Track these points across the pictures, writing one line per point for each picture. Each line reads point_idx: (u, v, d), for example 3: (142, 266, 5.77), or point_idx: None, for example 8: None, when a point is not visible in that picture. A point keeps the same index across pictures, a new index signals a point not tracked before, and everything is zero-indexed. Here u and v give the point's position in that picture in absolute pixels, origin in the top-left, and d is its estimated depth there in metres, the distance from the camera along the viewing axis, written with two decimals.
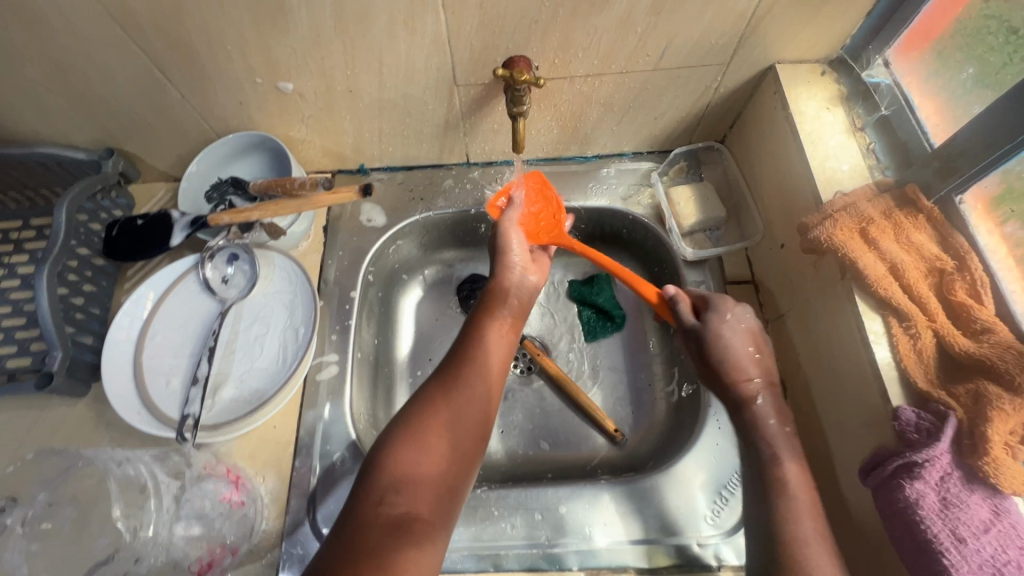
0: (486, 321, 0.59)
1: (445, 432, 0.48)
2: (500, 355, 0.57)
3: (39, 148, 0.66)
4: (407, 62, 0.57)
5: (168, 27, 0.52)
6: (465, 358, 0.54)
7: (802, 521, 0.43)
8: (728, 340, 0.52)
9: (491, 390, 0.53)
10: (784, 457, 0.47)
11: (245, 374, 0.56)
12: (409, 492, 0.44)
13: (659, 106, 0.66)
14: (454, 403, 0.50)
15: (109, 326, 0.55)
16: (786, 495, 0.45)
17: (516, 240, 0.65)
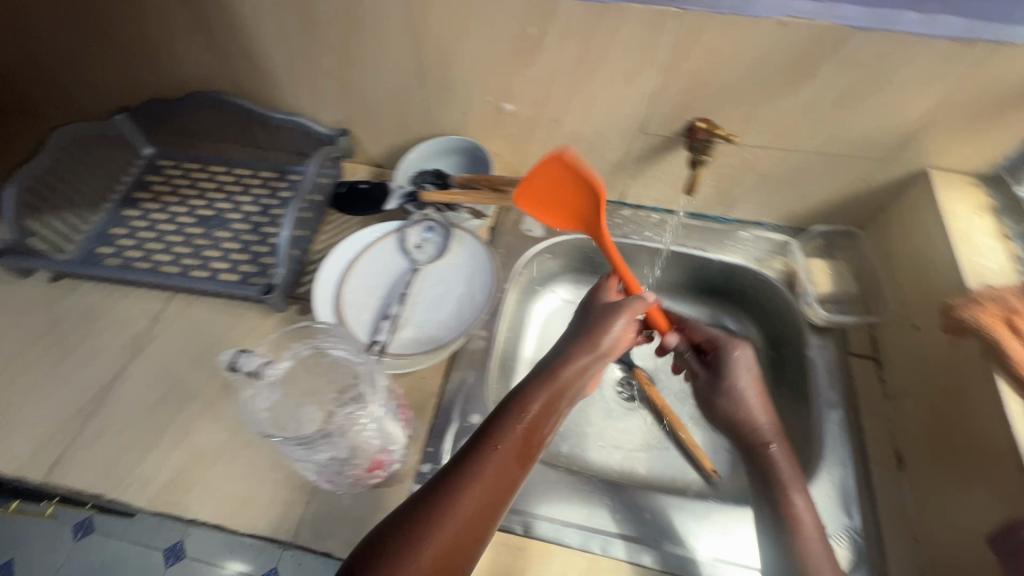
0: (514, 404, 0.50)
1: (436, 542, 0.41)
2: (517, 451, 0.47)
3: (297, 117, 0.84)
4: (612, 107, 0.70)
5: (445, 47, 0.68)
6: (482, 447, 0.47)
7: (817, 556, 0.50)
8: (728, 381, 0.62)
9: (497, 489, 0.45)
10: (794, 496, 0.54)
11: (425, 321, 0.67)
12: None
13: (810, 185, 0.75)
14: (452, 503, 0.43)
15: (328, 257, 0.68)
16: (798, 526, 0.52)
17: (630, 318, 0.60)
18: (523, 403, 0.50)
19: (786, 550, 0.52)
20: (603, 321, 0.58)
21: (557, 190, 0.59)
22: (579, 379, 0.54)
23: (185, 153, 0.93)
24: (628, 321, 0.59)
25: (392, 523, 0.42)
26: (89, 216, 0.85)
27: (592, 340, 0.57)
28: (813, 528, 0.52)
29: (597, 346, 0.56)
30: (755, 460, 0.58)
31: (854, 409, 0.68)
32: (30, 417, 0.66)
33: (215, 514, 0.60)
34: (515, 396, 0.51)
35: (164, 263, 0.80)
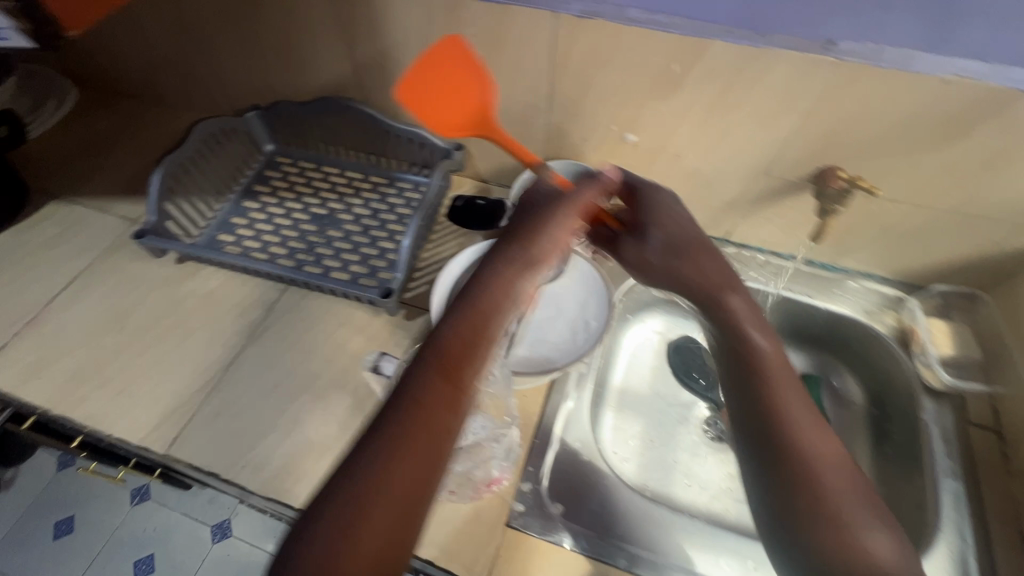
0: (428, 349, 0.44)
1: (370, 528, 0.36)
2: (451, 390, 0.42)
3: (417, 129, 0.87)
4: (739, 146, 0.70)
5: (582, 76, 0.69)
6: (400, 406, 0.41)
7: (826, 483, 0.45)
8: (655, 223, 0.58)
9: (429, 443, 0.40)
10: (789, 412, 0.49)
11: (537, 341, 0.67)
12: None
13: (936, 243, 0.73)
14: (381, 480, 0.38)
15: (444, 270, 0.71)
16: (807, 454, 0.46)
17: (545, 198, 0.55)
18: (448, 335, 0.44)
19: (772, 436, 0.48)
20: (524, 220, 0.54)
21: (461, 71, 0.58)
22: (517, 298, 0.48)
23: (302, 152, 0.98)
24: (578, 213, 0.55)
25: (309, 520, 0.37)
26: (214, 204, 0.91)
27: (530, 245, 0.51)
28: (795, 401, 0.49)
29: (506, 240, 0.52)
30: (713, 313, 0.56)
31: (975, 484, 0.64)
32: (155, 390, 0.70)
33: None
34: (446, 314, 0.46)
35: (280, 256, 0.84)
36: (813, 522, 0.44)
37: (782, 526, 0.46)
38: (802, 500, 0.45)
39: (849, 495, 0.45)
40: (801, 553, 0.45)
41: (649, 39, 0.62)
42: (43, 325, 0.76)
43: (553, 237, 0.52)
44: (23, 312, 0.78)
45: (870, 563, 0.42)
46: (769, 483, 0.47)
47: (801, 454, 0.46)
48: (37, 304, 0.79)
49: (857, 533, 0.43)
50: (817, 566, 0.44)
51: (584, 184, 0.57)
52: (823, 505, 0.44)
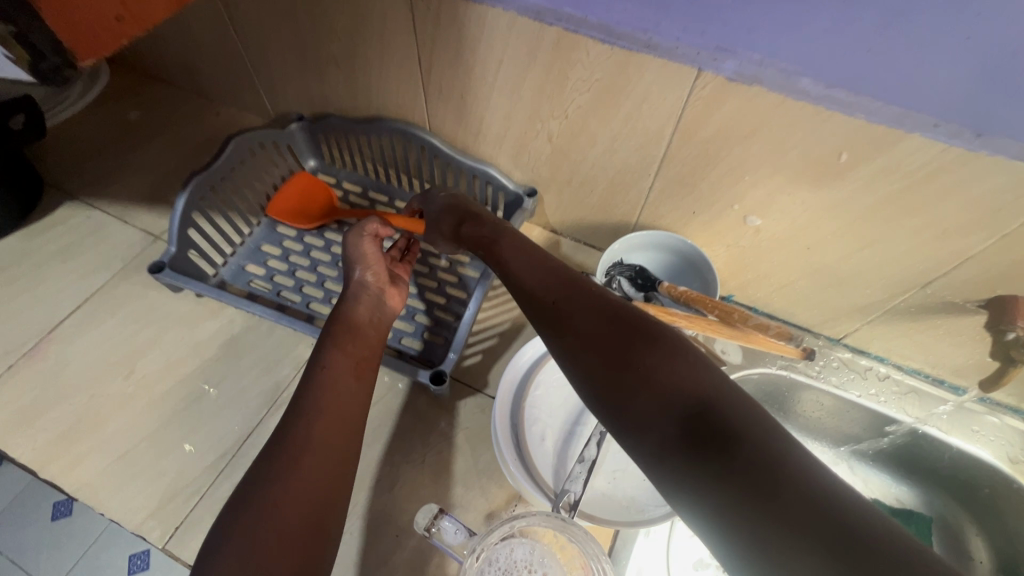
0: (324, 355, 0.52)
1: (279, 529, 0.39)
2: (351, 383, 0.51)
3: (490, 169, 0.74)
4: (895, 255, 0.56)
5: (712, 146, 0.56)
6: (308, 403, 0.47)
7: (601, 315, 0.41)
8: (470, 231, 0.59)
9: (337, 434, 0.46)
10: (525, 274, 0.48)
11: (617, 471, 0.55)
12: (274, 513, 0.39)
13: None
14: (287, 478, 0.41)
15: (511, 362, 0.59)
16: (566, 300, 0.44)
17: (370, 257, 0.64)
18: (338, 344, 0.53)
19: (536, 297, 0.46)
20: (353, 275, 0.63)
21: None
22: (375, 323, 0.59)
23: (348, 172, 0.87)
24: (370, 239, 0.65)
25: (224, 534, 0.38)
26: (245, 227, 0.79)
27: (381, 292, 0.62)
28: (526, 262, 0.50)
29: (371, 287, 0.62)
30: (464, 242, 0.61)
31: None
32: (157, 460, 0.60)
33: None
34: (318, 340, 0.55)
35: (314, 300, 0.72)
36: (635, 357, 0.38)
37: (612, 410, 0.38)
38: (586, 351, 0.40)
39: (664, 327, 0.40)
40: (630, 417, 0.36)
41: (823, 120, 0.48)
42: (44, 358, 0.67)
43: (364, 271, 0.63)
44: (23, 339, 0.68)
45: (670, 379, 0.36)
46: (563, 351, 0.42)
47: (607, 303, 0.42)
48: (42, 328, 0.70)
49: (656, 361, 0.37)
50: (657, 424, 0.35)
51: (352, 237, 0.65)
52: (636, 332, 0.39)
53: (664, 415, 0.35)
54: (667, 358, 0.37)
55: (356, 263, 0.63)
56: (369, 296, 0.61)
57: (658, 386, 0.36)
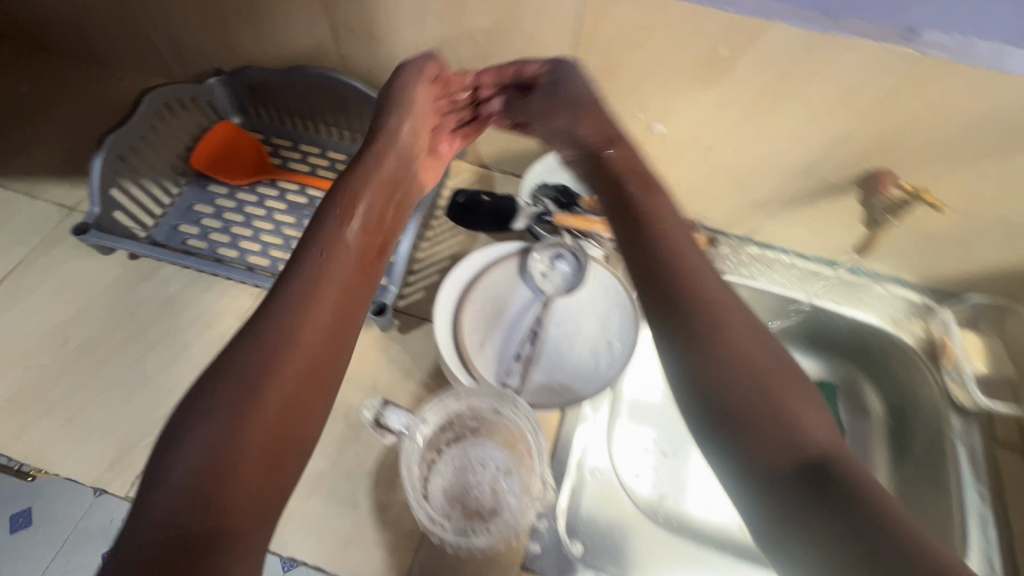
0: (324, 236, 0.50)
1: (256, 434, 0.39)
2: (348, 290, 0.49)
3: None
4: (783, 144, 0.62)
5: (610, 56, 0.59)
6: (297, 298, 0.45)
7: (744, 339, 0.41)
8: (569, 78, 0.59)
9: (324, 347, 0.44)
10: (704, 278, 0.45)
11: (553, 364, 0.60)
12: (247, 414, 0.39)
13: (978, 252, 0.67)
14: (264, 389, 0.40)
15: (446, 282, 0.62)
16: (730, 327, 0.42)
17: (416, 113, 0.60)
18: (343, 222, 0.52)
19: (668, 285, 0.45)
20: (390, 124, 0.59)
21: None
22: (387, 207, 0.58)
23: (276, 127, 0.85)
24: (424, 91, 0.60)
25: (191, 420, 0.38)
26: (172, 188, 0.78)
27: (405, 158, 0.60)
28: (707, 269, 0.46)
29: (398, 153, 0.59)
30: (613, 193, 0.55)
31: (998, 505, 0.62)
32: (108, 422, 0.60)
33: (318, 555, 0.56)
34: (323, 211, 0.53)
35: (252, 252, 0.73)
36: (777, 410, 0.38)
37: (723, 431, 0.38)
38: (715, 374, 0.40)
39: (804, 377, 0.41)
40: (738, 444, 0.38)
41: (701, 18, 0.52)
42: None
43: (398, 134, 0.59)
44: None
45: (800, 431, 0.37)
46: (672, 347, 0.42)
47: (765, 359, 0.41)
48: None
49: (800, 417, 0.38)
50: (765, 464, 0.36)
51: (416, 70, 0.60)
52: (778, 376, 0.39)
53: (781, 463, 0.36)
54: (810, 420, 0.38)
55: (393, 119, 0.59)
56: (391, 163, 0.58)
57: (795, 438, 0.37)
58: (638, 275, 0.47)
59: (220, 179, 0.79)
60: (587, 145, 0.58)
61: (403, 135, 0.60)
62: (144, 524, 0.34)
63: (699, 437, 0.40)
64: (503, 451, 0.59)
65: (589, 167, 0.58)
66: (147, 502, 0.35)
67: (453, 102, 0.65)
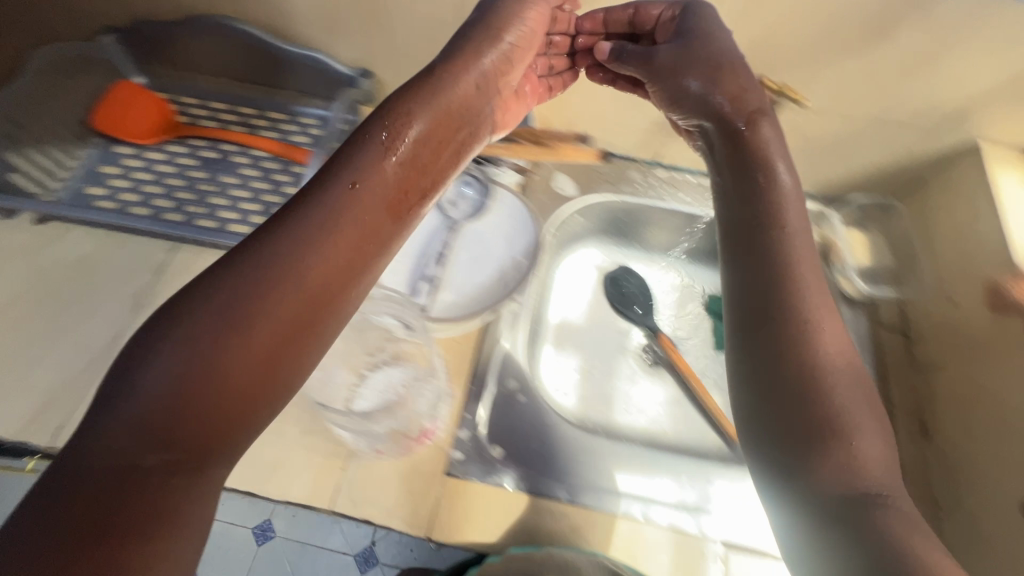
0: (359, 159, 0.45)
1: (237, 363, 0.35)
2: (370, 234, 0.44)
3: (315, 54, 0.75)
4: None
5: None
6: (313, 234, 0.40)
7: (824, 360, 0.44)
8: (700, 31, 0.56)
9: (326, 296, 0.40)
10: (801, 280, 0.47)
11: (463, 284, 0.65)
12: (229, 342, 0.35)
13: (856, 153, 0.73)
14: (254, 322, 0.36)
15: None
16: (816, 334, 0.45)
17: (517, 57, 0.57)
18: (389, 149, 0.47)
19: (774, 271, 0.48)
20: (475, 50, 0.53)
21: None
22: (453, 129, 0.52)
23: (182, 86, 0.83)
24: (524, 28, 0.56)
25: (170, 328, 0.34)
26: (75, 152, 0.76)
27: (485, 83, 0.55)
28: (809, 264, 0.48)
29: (478, 77, 0.53)
30: (739, 150, 0.54)
31: (883, 381, 0.68)
32: (25, 381, 0.60)
33: (239, 481, 0.56)
34: (367, 131, 0.47)
35: (165, 209, 0.72)
36: (827, 432, 0.41)
37: (760, 398, 0.45)
38: (800, 385, 0.43)
39: (872, 424, 0.42)
40: (767, 421, 0.44)
41: None
42: None
43: (484, 62, 0.54)
44: None
45: (857, 468, 0.40)
46: (743, 322, 0.48)
47: (858, 401, 0.43)
48: None
49: (864, 456, 0.41)
50: (794, 461, 0.42)
51: (519, 1, 0.55)
52: (834, 407, 0.42)
53: (829, 496, 0.39)
54: (876, 466, 0.41)
55: (485, 49, 0.54)
56: (468, 86, 0.53)
57: (840, 462, 0.40)
58: (744, 253, 0.50)
59: (126, 140, 0.77)
60: (720, 115, 0.56)
61: (485, 61, 0.54)
62: (99, 447, 0.31)
63: (744, 401, 0.46)
64: (409, 361, 0.62)
65: (716, 137, 0.57)
66: (111, 405, 0.32)
67: (550, 44, 0.64)
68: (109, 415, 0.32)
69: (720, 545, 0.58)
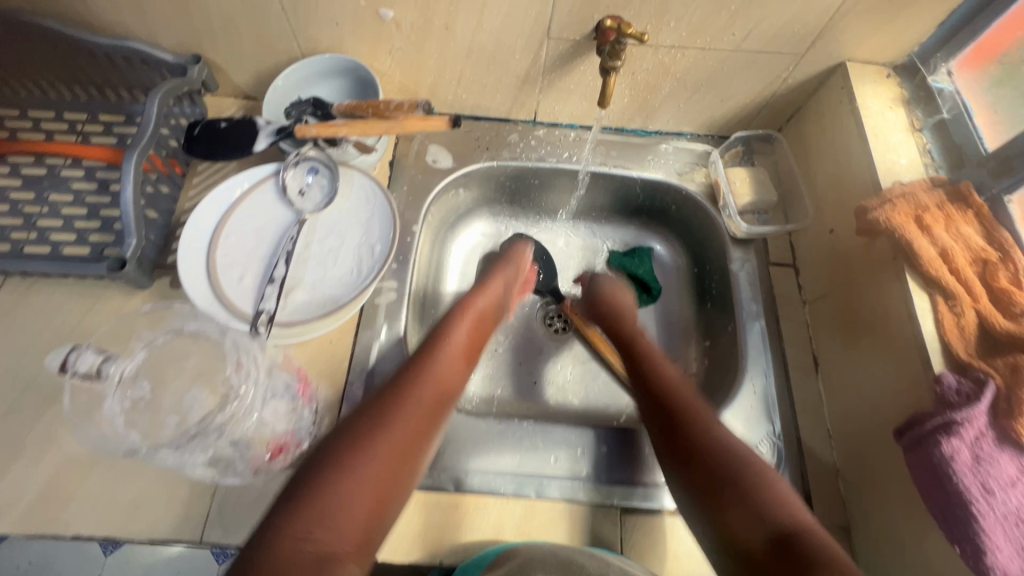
0: (444, 331, 0.60)
1: (358, 504, 0.41)
2: (446, 377, 0.55)
3: (130, 42, 0.66)
4: (509, 6, 0.60)
5: None
6: (408, 388, 0.51)
7: (743, 450, 0.50)
8: (613, 293, 0.73)
9: (421, 428, 0.49)
10: (704, 405, 0.55)
11: (318, 281, 0.57)
12: (346, 493, 0.41)
13: (729, 87, 0.70)
14: (374, 460, 0.44)
15: (191, 217, 0.57)
16: (723, 434, 0.51)
17: (524, 269, 0.74)
18: (457, 320, 0.62)
19: (665, 388, 0.57)
20: (508, 271, 0.71)
21: None
22: (490, 304, 0.66)
23: None
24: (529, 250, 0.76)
25: (316, 470, 0.42)
26: None
27: (517, 275, 0.73)
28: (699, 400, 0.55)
29: (507, 280, 0.70)
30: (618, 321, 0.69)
31: (774, 318, 0.68)
32: None
33: (102, 525, 0.52)
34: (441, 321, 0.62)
35: None
36: (755, 486, 0.46)
37: (684, 469, 0.50)
38: (735, 467, 0.48)
39: (784, 489, 0.46)
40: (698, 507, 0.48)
41: None
42: None
43: (518, 263, 0.73)
44: None
45: (787, 510, 0.44)
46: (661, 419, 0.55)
47: (771, 478, 0.47)
48: None
49: (794, 508, 0.44)
50: (726, 497, 0.46)
51: (518, 244, 0.76)
52: (755, 479, 0.47)
53: (755, 545, 0.43)
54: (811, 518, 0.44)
55: (518, 260, 0.73)
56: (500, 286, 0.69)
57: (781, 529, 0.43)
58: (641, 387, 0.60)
59: None
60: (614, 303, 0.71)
61: (512, 267, 0.72)
62: (276, 537, 0.37)
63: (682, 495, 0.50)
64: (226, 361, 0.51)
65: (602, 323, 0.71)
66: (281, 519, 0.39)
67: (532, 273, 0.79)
68: (292, 508, 0.39)
69: (616, 509, 0.56)
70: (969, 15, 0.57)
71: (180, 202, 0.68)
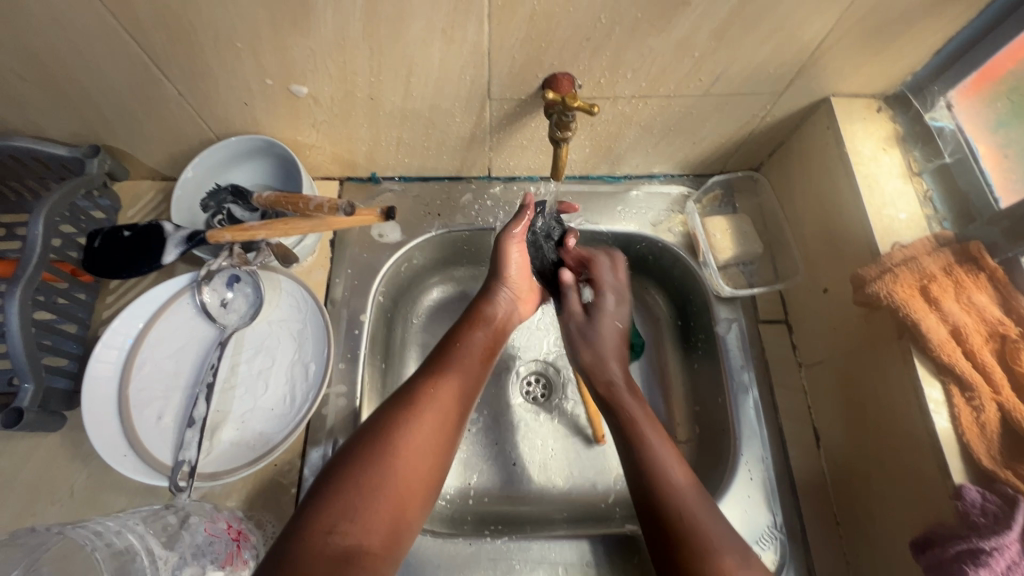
0: (460, 334, 0.56)
1: (375, 521, 0.41)
2: (464, 381, 0.52)
3: (13, 140, 0.57)
4: (439, 72, 0.52)
5: (170, 21, 0.45)
6: (424, 395, 0.49)
7: (711, 534, 0.44)
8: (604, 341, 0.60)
9: (443, 429, 0.48)
10: (674, 476, 0.48)
11: (247, 414, 0.52)
12: (364, 519, 0.40)
13: (701, 130, 0.62)
14: (395, 475, 0.43)
15: (93, 350, 0.49)
16: (690, 513, 0.45)
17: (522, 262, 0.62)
18: (474, 326, 0.57)
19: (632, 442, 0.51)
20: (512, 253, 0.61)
21: None
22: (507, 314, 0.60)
23: None
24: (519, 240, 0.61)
25: (331, 487, 0.42)
26: None
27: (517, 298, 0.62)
28: (706, 516, 0.45)
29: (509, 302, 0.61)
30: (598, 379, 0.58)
31: (767, 386, 0.61)
32: None
33: None
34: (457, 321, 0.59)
35: None
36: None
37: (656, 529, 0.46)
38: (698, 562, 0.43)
39: None
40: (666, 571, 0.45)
41: None
42: None
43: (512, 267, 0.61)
44: None
45: None
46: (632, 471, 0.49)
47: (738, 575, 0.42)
48: None
49: None
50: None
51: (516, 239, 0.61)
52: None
53: None
54: None
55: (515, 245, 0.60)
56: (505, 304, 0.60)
57: None
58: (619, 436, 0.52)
59: None
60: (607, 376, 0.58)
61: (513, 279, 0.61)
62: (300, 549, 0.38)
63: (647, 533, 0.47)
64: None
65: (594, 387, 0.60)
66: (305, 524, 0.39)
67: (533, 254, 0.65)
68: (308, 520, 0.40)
69: None
70: (969, 44, 0.50)
71: (97, 312, 0.60)
